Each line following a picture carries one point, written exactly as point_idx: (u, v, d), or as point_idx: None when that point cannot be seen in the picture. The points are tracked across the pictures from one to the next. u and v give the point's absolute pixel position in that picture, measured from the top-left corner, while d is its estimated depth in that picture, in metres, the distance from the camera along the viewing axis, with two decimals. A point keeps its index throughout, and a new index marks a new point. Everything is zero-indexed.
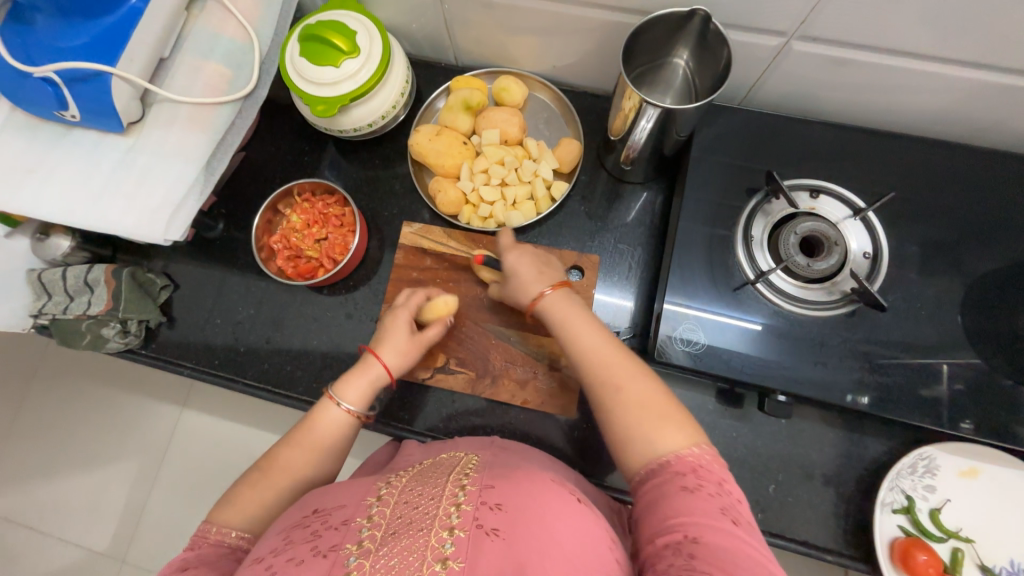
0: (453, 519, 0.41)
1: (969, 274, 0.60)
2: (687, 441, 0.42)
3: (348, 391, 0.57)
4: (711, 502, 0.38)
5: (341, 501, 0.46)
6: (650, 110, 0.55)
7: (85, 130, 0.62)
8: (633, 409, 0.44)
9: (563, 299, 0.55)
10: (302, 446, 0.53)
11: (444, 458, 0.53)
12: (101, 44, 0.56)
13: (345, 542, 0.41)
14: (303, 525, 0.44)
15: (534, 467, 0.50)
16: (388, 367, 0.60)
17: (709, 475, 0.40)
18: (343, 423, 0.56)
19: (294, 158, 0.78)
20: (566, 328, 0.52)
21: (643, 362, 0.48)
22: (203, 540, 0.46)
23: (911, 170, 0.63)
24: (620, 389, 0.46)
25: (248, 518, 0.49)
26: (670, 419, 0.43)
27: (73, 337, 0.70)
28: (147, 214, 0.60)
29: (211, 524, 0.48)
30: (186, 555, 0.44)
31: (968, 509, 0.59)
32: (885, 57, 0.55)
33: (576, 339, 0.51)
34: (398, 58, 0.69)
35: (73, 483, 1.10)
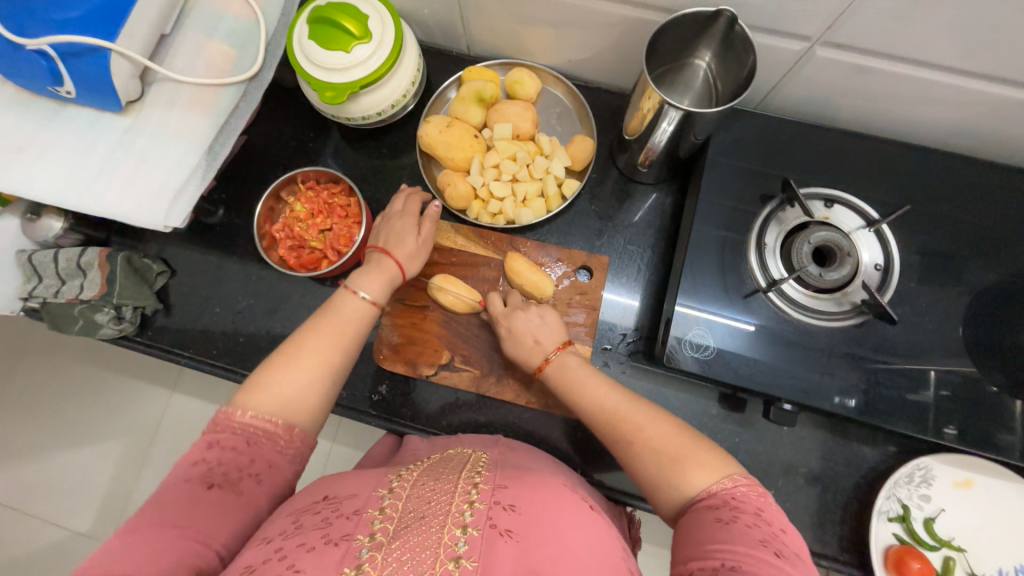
0: (465, 517, 0.41)
1: (976, 289, 0.60)
2: (712, 478, 0.44)
3: (367, 284, 0.58)
4: (749, 531, 0.38)
5: (352, 491, 0.46)
6: (672, 112, 0.54)
7: (80, 108, 0.59)
8: (650, 458, 0.47)
9: (565, 365, 0.57)
10: (332, 333, 0.53)
11: (452, 453, 0.54)
12: (99, 17, 0.53)
13: (357, 533, 0.40)
14: (313, 511, 0.43)
15: (543, 470, 0.51)
16: (401, 265, 0.62)
17: (744, 505, 0.41)
18: (365, 312, 0.57)
19: (298, 144, 0.76)
20: (575, 387, 0.55)
21: (658, 408, 0.50)
22: (229, 425, 0.45)
23: (924, 182, 0.63)
24: (635, 443, 0.48)
25: (274, 403, 0.47)
26: (689, 460, 0.45)
27: (65, 321, 0.68)
28: (146, 199, 0.58)
29: (232, 408, 0.46)
30: (209, 457, 0.43)
31: (961, 519, 0.60)
32: (910, 67, 0.54)
33: (584, 397, 0.54)
34: (410, 45, 0.67)
35: (61, 467, 1.08)
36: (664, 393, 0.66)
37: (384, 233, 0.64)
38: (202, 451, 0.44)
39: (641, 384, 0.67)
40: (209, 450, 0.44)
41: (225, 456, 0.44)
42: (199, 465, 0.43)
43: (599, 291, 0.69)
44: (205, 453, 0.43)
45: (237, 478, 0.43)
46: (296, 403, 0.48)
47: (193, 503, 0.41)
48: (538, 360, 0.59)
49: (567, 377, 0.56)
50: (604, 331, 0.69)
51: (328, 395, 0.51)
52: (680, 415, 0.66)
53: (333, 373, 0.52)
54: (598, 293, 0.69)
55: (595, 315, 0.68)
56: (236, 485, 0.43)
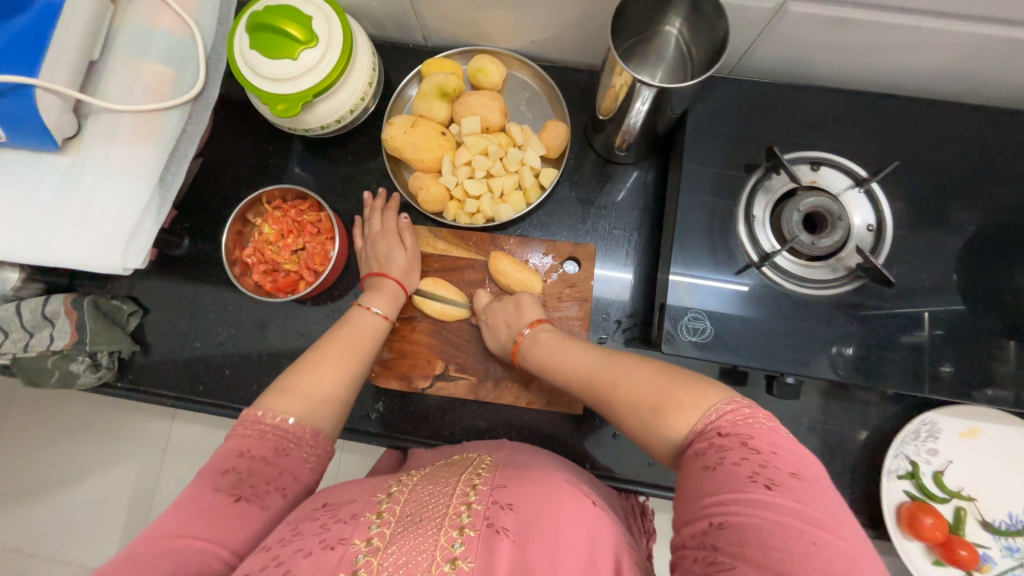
0: (462, 519, 0.41)
1: (970, 239, 0.59)
2: (696, 417, 0.40)
3: (375, 300, 0.61)
4: (736, 474, 0.35)
5: (351, 498, 0.45)
6: (645, 89, 0.51)
7: (14, 151, 0.55)
8: (630, 412, 0.45)
9: (537, 341, 0.57)
10: (349, 337, 0.56)
11: (457, 458, 0.53)
12: (17, 51, 0.49)
13: (353, 538, 0.40)
14: (313, 518, 0.42)
15: (546, 468, 0.50)
16: (402, 281, 0.63)
17: (729, 439, 0.37)
18: (376, 326, 0.59)
19: (259, 161, 0.72)
20: (550, 362, 0.55)
21: (633, 358, 0.49)
22: (258, 427, 0.45)
23: (910, 134, 0.61)
24: (615, 401, 0.47)
25: (300, 404, 0.48)
26: (668, 402, 0.42)
27: (39, 375, 0.65)
28: (100, 241, 0.54)
29: (260, 410, 0.46)
30: (238, 465, 0.42)
31: (969, 468, 0.61)
32: (889, 15, 0.51)
33: (560, 369, 0.53)
34: (362, 44, 0.63)
35: (67, 513, 1.06)
36: None
37: (378, 254, 0.64)
38: (229, 460, 0.43)
39: None
40: (239, 458, 0.43)
41: (253, 464, 0.43)
42: (228, 475, 0.42)
43: (589, 281, 0.67)
44: (234, 462, 0.43)
45: (264, 490, 0.42)
46: (321, 402, 0.49)
47: (219, 512, 0.39)
48: (513, 340, 0.59)
49: (540, 355, 0.56)
50: (597, 321, 0.67)
51: (351, 394, 0.53)
52: None
53: (356, 375, 0.54)
54: (588, 283, 0.67)
55: (587, 306, 0.66)
56: (262, 496, 0.42)
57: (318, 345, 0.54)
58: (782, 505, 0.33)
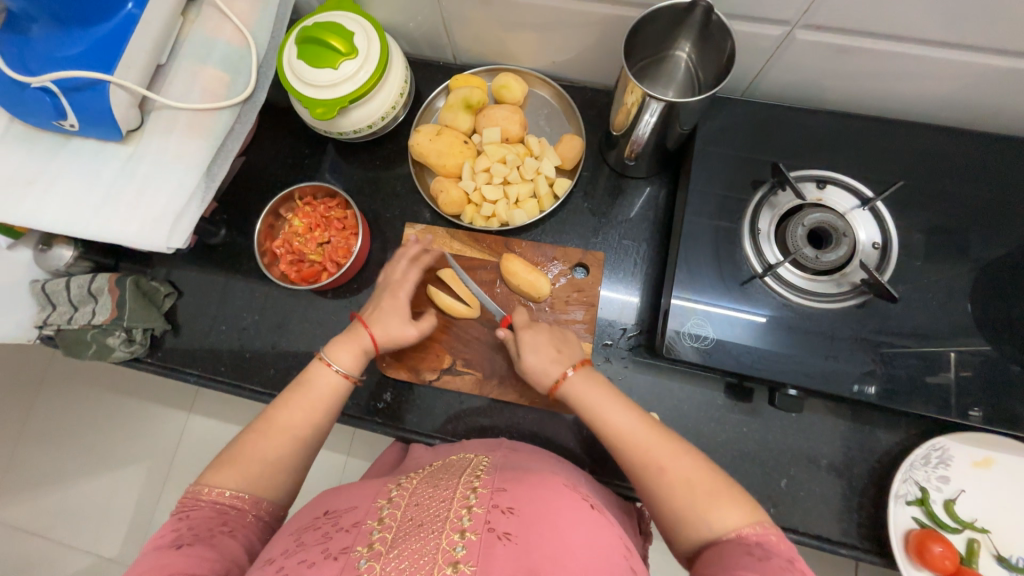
0: (464, 522, 0.43)
1: (979, 262, 0.59)
2: (745, 518, 0.41)
3: (341, 356, 0.57)
4: (783, 571, 0.36)
5: (352, 504, 0.48)
6: (653, 103, 0.55)
7: (85, 140, 0.62)
8: (678, 487, 0.44)
9: (588, 381, 0.54)
10: (300, 404, 0.53)
11: (455, 459, 0.55)
12: (97, 52, 0.56)
13: (356, 545, 0.42)
14: (314, 527, 0.46)
15: (545, 470, 0.52)
16: (376, 338, 0.61)
17: (776, 549, 0.39)
18: (339, 386, 0.56)
19: (295, 162, 0.78)
20: (596, 411, 0.51)
21: (689, 444, 0.47)
22: (197, 503, 0.46)
23: (918, 159, 0.62)
24: (664, 480, 0.45)
25: (240, 479, 0.48)
26: (725, 497, 0.42)
27: (78, 347, 0.70)
28: (149, 222, 0.59)
29: (203, 485, 0.48)
30: (177, 528, 0.44)
31: (983, 498, 0.59)
32: (891, 44, 0.54)
33: (605, 423, 0.50)
34: (396, 59, 0.69)
35: (84, 492, 1.10)
36: (667, 385, 0.66)
37: (377, 304, 0.63)
38: (171, 524, 0.44)
39: (644, 378, 0.67)
40: (179, 521, 0.44)
41: (194, 523, 0.45)
42: (167, 536, 0.43)
43: (596, 288, 0.69)
44: (173, 526, 0.44)
45: (210, 535, 0.44)
46: (260, 475, 0.49)
47: (162, 561, 0.40)
48: (557, 374, 0.56)
49: (586, 402, 0.52)
50: (604, 327, 0.69)
51: (299, 460, 0.52)
52: (685, 407, 0.65)
53: (305, 442, 0.52)
54: (595, 289, 0.69)
55: (593, 311, 0.68)
56: (208, 540, 0.43)
57: (273, 405, 0.54)
58: None
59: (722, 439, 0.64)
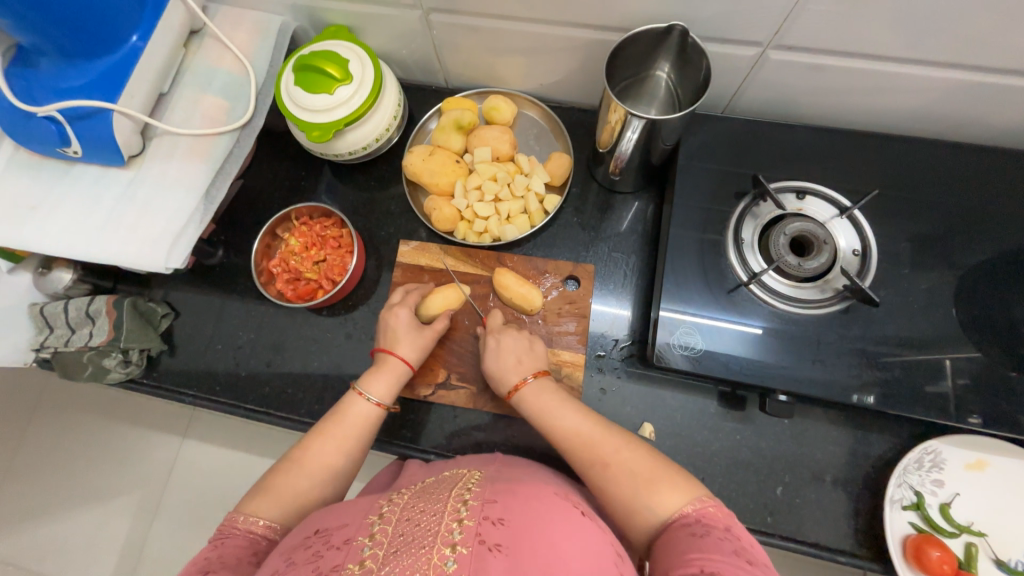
0: (455, 535, 0.43)
1: (958, 266, 0.61)
2: (684, 499, 0.45)
3: (375, 386, 0.60)
4: (721, 543, 0.40)
5: (343, 521, 0.47)
6: (636, 121, 0.57)
7: (87, 165, 0.63)
8: (623, 479, 0.48)
9: (541, 389, 0.58)
10: (336, 436, 0.56)
11: (448, 473, 0.54)
12: (102, 82, 0.58)
13: (347, 563, 0.42)
14: (305, 546, 0.46)
15: (536, 480, 0.52)
16: (408, 360, 0.63)
17: (713, 522, 0.42)
18: (371, 415, 0.59)
19: (292, 183, 0.80)
20: (545, 417, 0.56)
21: (627, 436, 0.52)
22: (234, 531, 0.48)
23: (893, 169, 0.64)
24: (606, 469, 0.49)
25: (279, 507, 0.51)
26: (664, 481, 0.46)
27: (75, 369, 0.70)
28: (148, 243, 0.61)
29: (239, 513, 0.50)
30: (210, 555, 0.46)
31: (978, 501, 0.59)
32: (860, 61, 0.57)
33: (555, 429, 0.54)
34: (390, 84, 0.71)
35: (75, 521, 1.08)
36: (660, 395, 0.67)
37: (390, 330, 0.65)
38: (207, 552, 0.46)
39: (638, 388, 0.67)
40: (213, 549, 0.46)
41: (226, 548, 0.46)
42: (199, 563, 0.45)
43: (588, 300, 0.70)
44: (207, 553, 0.46)
45: (235, 562, 0.45)
46: (298, 505, 0.52)
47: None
48: (515, 380, 0.60)
49: (537, 406, 0.57)
50: (596, 338, 0.69)
51: (335, 490, 0.55)
52: (679, 416, 0.66)
53: (336, 473, 0.55)
54: (587, 301, 0.70)
55: (585, 322, 0.69)
56: (234, 567, 0.45)
57: (310, 435, 0.57)
58: None
59: (716, 447, 0.64)
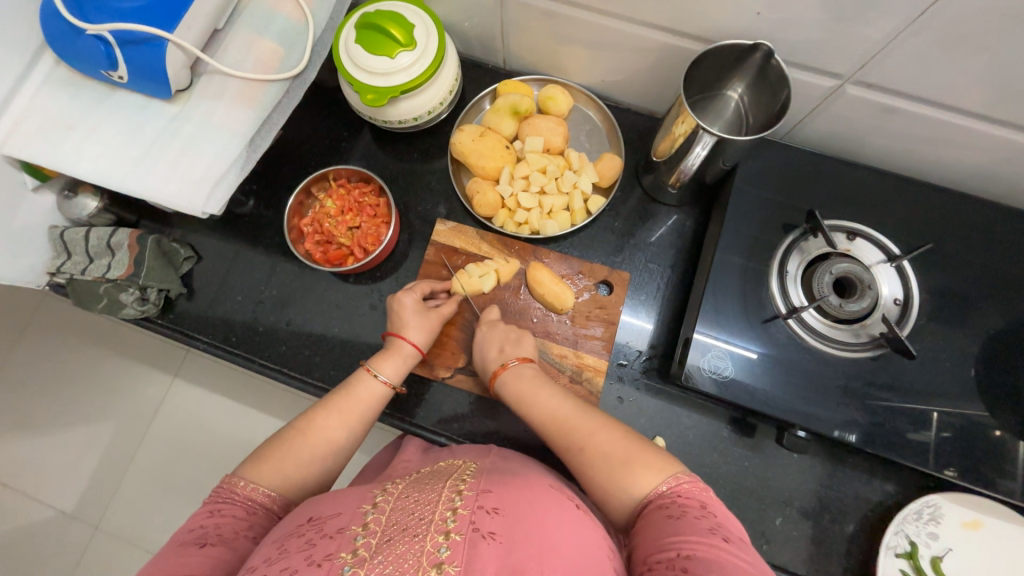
0: (448, 523, 0.42)
1: (995, 332, 0.61)
2: (659, 478, 0.45)
3: (384, 366, 0.61)
4: (698, 523, 0.40)
5: (336, 510, 0.46)
6: (707, 137, 0.55)
7: (130, 93, 0.61)
8: (599, 460, 0.48)
9: (520, 374, 0.59)
10: (340, 409, 0.56)
11: (441, 465, 0.54)
12: (158, 9, 0.55)
13: (340, 551, 0.41)
14: (297, 534, 0.44)
15: (530, 472, 0.52)
16: (417, 344, 0.63)
17: (689, 499, 0.42)
18: (378, 393, 0.59)
19: (332, 142, 0.78)
20: (522, 404, 0.56)
21: (603, 416, 0.52)
22: (233, 496, 0.48)
23: (947, 225, 0.64)
24: (585, 446, 0.49)
25: (278, 476, 0.51)
26: (640, 462, 0.46)
27: (89, 299, 0.69)
28: (189, 184, 0.59)
29: (240, 479, 0.50)
30: (206, 523, 0.45)
31: (970, 561, 0.60)
32: (937, 111, 0.56)
33: (531, 410, 0.55)
34: (451, 57, 0.69)
35: (60, 446, 1.07)
36: (676, 412, 0.67)
37: (397, 313, 0.64)
38: (203, 518, 0.46)
39: (654, 402, 0.68)
40: (209, 517, 0.46)
41: (223, 521, 0.46)
42: (194, 532, 0.45)
43: (618, 308, 0.70)
44: (204, 520, 0.46)
45: (233, 537, 0.45)
46: (296, 476, 0.52)
47: (184, 559, 0.41)
48: (496, 366, 0.61)
49: (515, 391, 0.58)
50: (620, 347, 0.69)
51: (335, 464, 0.55)
52: (691, 435, 0.66)
53: (338, 449, 0.55)
54: (616, 309, 0.70)
55: (612, 329, 0.69)
56: (230, 543, 0.44)
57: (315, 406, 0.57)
58: (739, 556, 0.38)
59: (723, 469, 0.65)
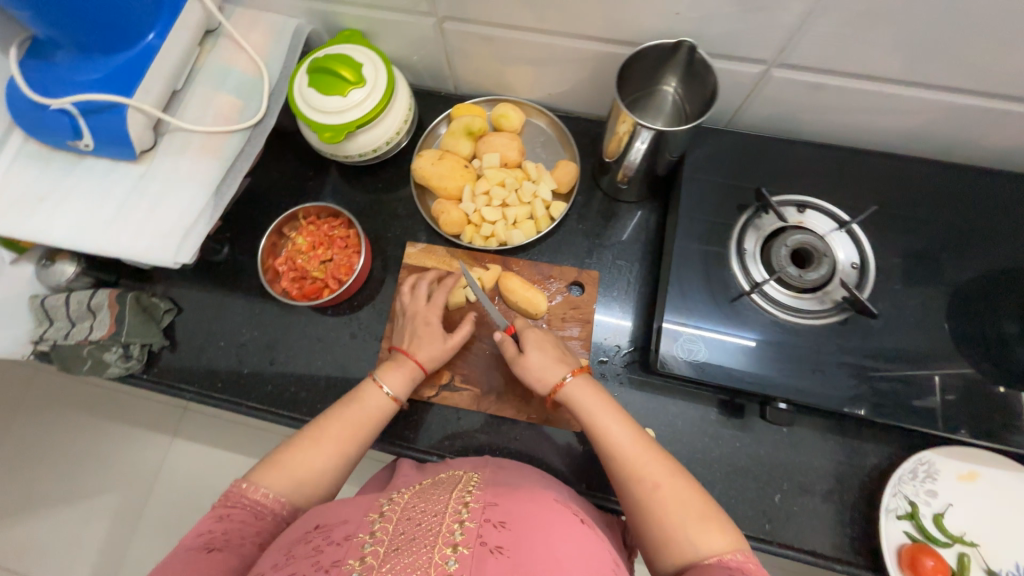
0: (456, 536, 0.42)
1: (954, 283, 0.62)
2: (725, 544, 0.44)
3: (394, 380, 0.61)
4: None
5: (343, 518, 0.46)
6: (644, 132, 0.58)
7: (97, 159, 0.64)
8: (671, 505, 0.47)
9: (585, 392, 0.57)
10: (349, 420, 0.57)
11: (444, 477, 0.54)
12: (117, 78, 0.59)
13: (347, 558, 0.42)
14: (304, 541, 0.45)
15: (532, 487, 0.52)
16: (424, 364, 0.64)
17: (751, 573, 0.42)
18: (385, 405, 0.60)
19: (299, 183, 0.81)
20: (593, 421, 0.55)
21: (677, 464, 0.51)
22: (241, 500, 0.49)
23: (893, 187, 0.66)
24: (660, 487, 0.48)
25: (285, 482, 0.51)
26: (713, 522, 0.46)
27: (73, 363, 0.70)
28: (158, 238, 0.61)
29: (247, 483, 0.50)
30: (215, 528, 0.46)
31: (971, 514, 0.60)
32: (860, 82, 0.59)
33: (601, 435, 0.54)
34: (402, 89, 0.73)
35: (60, 520, 1.05)
36: (662, 402, 0.68)
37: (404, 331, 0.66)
38: (212, 523, 0.47)
39: (639, 394, 0.68)
40: (218, 522, 0.47)
41: (231, 525, 0.47)
42: (204, 536, 0.46)
43: (592, 306, 0.71)
44: (213, 524, 0.47)
45: (240, 543, 0.46)
46: (303, 482, 0.52)
47: (194, 562, 0.43)
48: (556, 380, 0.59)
49: (584, 408, 0.56)
50: (599, 344, 0.70)
51: (340, 474, 0.55)
52: (680, 422, 0.67)
53: (345, 461, 0.55)
54: (590, 307, 0.71)
55: (588, 328, 0.70)
56: (237, 548, 0.45)
57: (324, 416, 0.57)
58: None
59: (716, 453, 0.65)
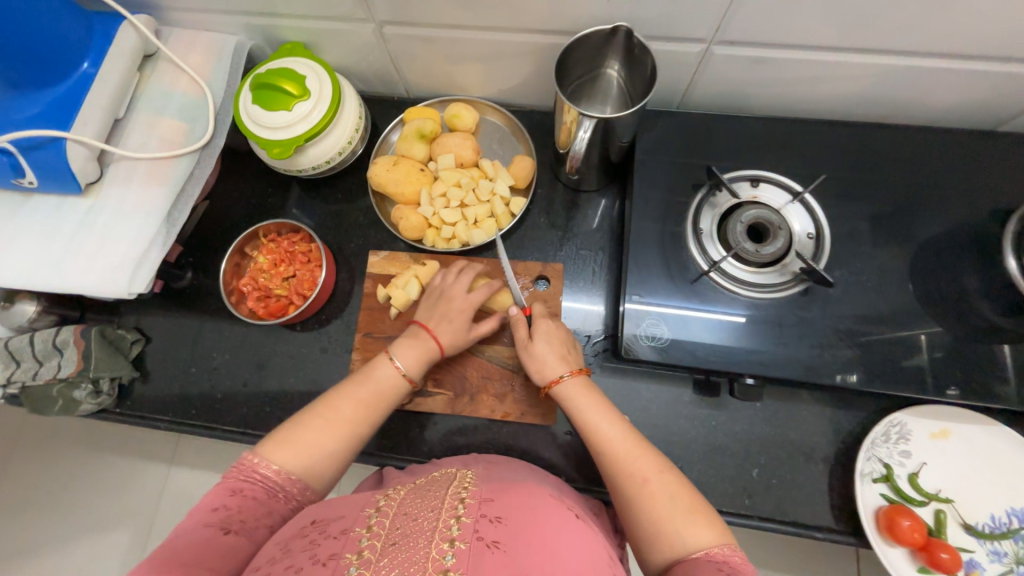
0: (453, 531, 0.41)
1: (911, 244, 0.63)
2: (711, 536, 0.45)
3: (407, 357, 0.60)
4: None
5: (341, 513, 0.46)
6: (587, 122, 0.58)
7: (45, 195, 0.63)
8: (659, 500, 0.47)
9: (577, 390, 0.58)
10: (366, 399, 0.56)
11: (438, 475, 0.53)
12: (54, 111, 0.58)
13: (345, 552, 0.41)
14: (302, 535, 0.45)
15: (528, 484, 0.51)
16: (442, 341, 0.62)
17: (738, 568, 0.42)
18: (396, 383, 0.58)
19: (258, 202, 0.80)
20: (583, 419, 0.55)
21: (665, 457, 0.51)
22: (252, 474, 0.49)
23: (845, 154, 0.66)
24: (649, 481, 0.49)
25: (297, 459, 0.51)
26: (701, 516, 0.46)
27: (44, 403, 0.69)
28: (110, 270, 0.60)
29: (258, 457, 0.50)
30: (229, 505, 0.47)
31: (945, 471, 0.60)
32: (800, 53, 0.59)
33: (592, 431, 0.54)
34: (350, 97, 0.72)
35: None
36: (635, 387, 0.68)
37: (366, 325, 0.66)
38: (224, 497, 0.48)
39: (612, 382, 0.68)
40: (231, 497, 0.47)
41: (245, 504, 0.47)
42: (217, 512, 0.46)
43: (558, 298, 0.71)
44: (225, 500, 0.47)
45: (253, 526, 0.47)
46: (314, 461, 0.51)
47: (209, 543, 0.44)
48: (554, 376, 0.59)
49: (574, 406, 0.57)
50: None
51: (351, 455, 0.54)
52: (654, 406, 0.67)
53: (360, 440, 0.54)
54: (557, 299, 0.71)
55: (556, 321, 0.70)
56: (248, 532, 0.46)
57: (340, 389, 0.56)
58: None
59: (692, 433, 0.66)
